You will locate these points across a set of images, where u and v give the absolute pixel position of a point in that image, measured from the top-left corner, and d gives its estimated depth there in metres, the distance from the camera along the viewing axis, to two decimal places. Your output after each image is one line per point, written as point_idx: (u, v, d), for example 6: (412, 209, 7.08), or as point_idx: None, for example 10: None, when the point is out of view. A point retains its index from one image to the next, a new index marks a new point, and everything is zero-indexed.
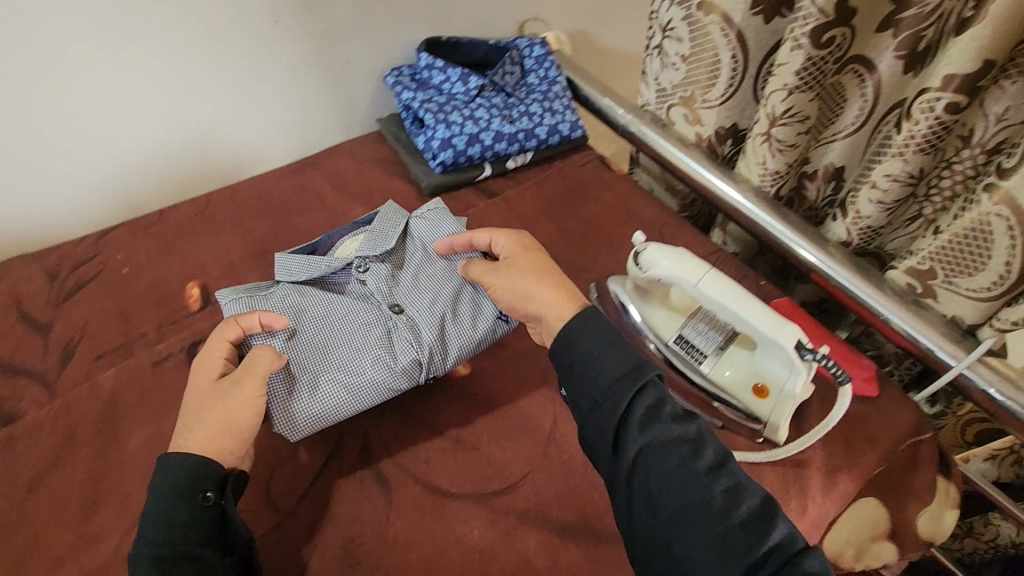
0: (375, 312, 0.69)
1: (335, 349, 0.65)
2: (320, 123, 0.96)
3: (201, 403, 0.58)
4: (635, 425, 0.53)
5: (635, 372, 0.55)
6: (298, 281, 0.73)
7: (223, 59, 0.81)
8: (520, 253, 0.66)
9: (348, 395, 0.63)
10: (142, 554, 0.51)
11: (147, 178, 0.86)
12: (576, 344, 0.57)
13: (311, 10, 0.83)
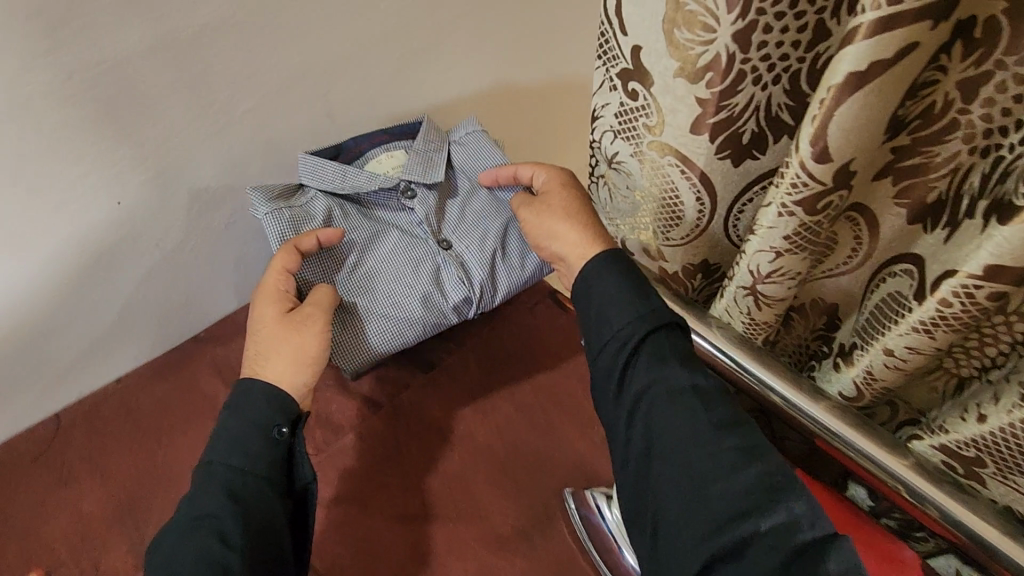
0: (424, 247, 0.73)
1: (387, 283, 0.71)
2: (206, 295, 0.76)
3: (276, 342, 0.62)
4: (648, 367, 0.56)
5: (645, 318, 0.57)
6: (327, 188, 0.72)
7: (76, 240, 0.62)
8: (557, 190, 0.69)
9: (398, 330, 0.70)
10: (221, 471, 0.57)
11: (57, 330, 0.65)
12: (592, 291, 0.60)
13: (170, 178, 0.65)
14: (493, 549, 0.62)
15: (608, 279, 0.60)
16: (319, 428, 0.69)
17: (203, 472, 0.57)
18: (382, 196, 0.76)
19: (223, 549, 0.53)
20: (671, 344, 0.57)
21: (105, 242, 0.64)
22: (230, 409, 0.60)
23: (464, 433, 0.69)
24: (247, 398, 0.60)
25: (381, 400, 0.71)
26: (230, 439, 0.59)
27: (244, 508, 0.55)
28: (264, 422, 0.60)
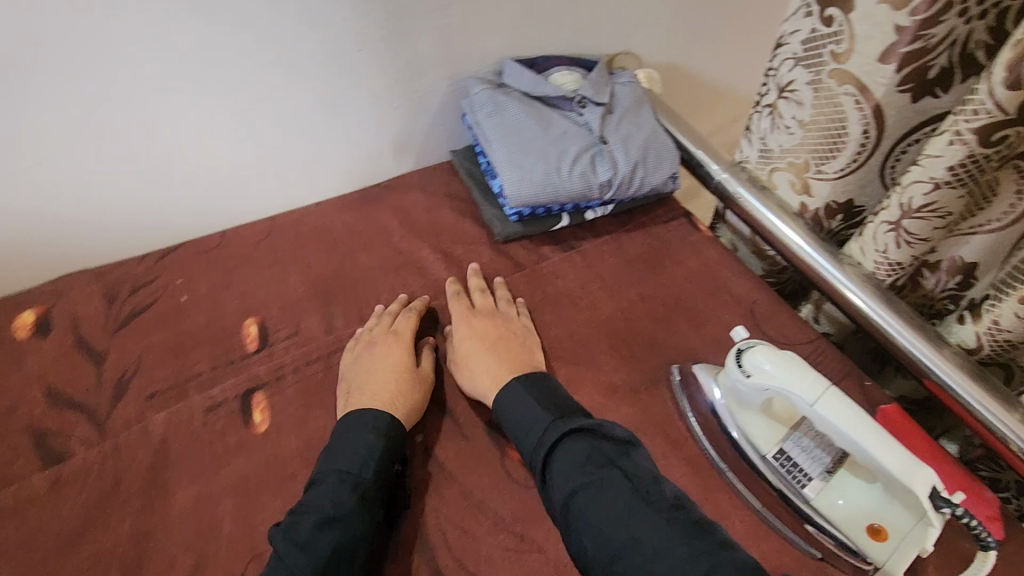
0: (586, 137, 0.81)
1: (552, 151, 0.78)
2: (393, 149, 0.90)
3: (370, 372, 0.66)
4: (559, 476, 0.56)
5: (545, 430, 0.58)
6: (524, 93, 0.84)
7: (320, 75, 0.76)
8: (486, 329, 0.70)
9: (548, 188, 0.77)
10: (347, 430, 0.60)
11: (288, 147, 0.82)
12: (504, 409, 0.62)
13: (399, 37, 0.78)
14: (605, 395, 0.69)
15: (517, 394, 0.62)
16: (471, 274, 0.80)
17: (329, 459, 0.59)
18: (560, 103, 0.84)
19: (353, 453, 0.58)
20: (575, 447, 0.57)
21: (341, 79, 0.78)
22: (373, 429, 0.60)
23: (590, 303, 0.78)
24: (371, 423, 0.61)
25: (522, 263, 0.82)
26: (365, 455, 0.59)
27: (355, 447, 0.59)
28: (392, 446, 0.61)
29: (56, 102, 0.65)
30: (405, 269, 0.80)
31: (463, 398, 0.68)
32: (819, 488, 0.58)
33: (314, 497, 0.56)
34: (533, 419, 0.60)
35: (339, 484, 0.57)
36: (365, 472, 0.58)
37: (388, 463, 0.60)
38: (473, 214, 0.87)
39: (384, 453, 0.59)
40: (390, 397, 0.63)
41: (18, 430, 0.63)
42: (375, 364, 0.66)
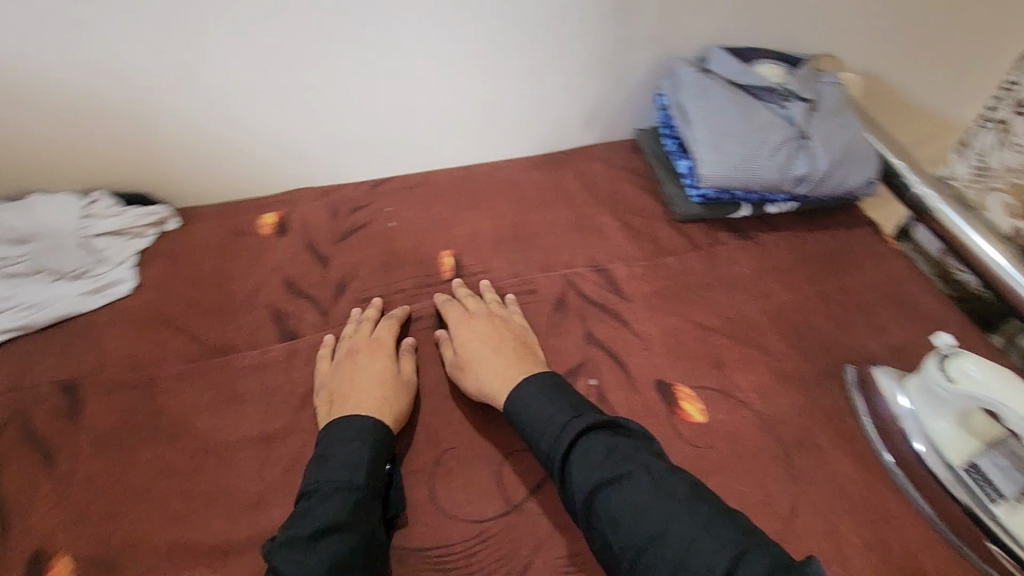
0: (789, 130, 0.81)
1: (752, 139, 0.79)
2: (585, 120, 0.95)
3: (351, 379, 0.65)
4: (580, 473, 0.54)
5: (563, 430, 0.56)
6: (728, 80, 0.86)
7: (545, 40, 0.84)
8: (480, 334, 0.69)
9: (741, 174, 0.79)
10: (328, 440, 0.58)
11: (499, 103, 0.90)
12: (516, 408, 0.60)
13: (624, 13, 0.83)
14: (776, 379, 0.70)
15: (531, 394, 0.61)
16: (649, 246, 0.83)
17: (315, 466, 0.57)
18: (764, 95, 0.85)
19: (344, 457, 0.57)
20: (593, 444, 0.55)
21: (562, 47, 0.85)
22: (359, 434, 0.58)
23: (765, 292, 0.79)
24: (357, 428, 0.59)
25: (698, 244, 0.84)
26: (353, 460, 0.57)
27: (341, 454, 0.57)
28: (380, 450, 0.59)
29: (337, 36, 0.76)
30: (585, 231, 0.85)
31: (635, 354, 0.72)
32: (1011, 509, 0.56)
33: (307, 506, 0.54)
34: (551, 415, 0.58)
35: (333, 492, 0.54)
36: (358, 477, 0.56)
37: (379, 462, 0.58)
38: (653, 191, 0.91)
39: (373, 455, 0.58)
40: (378, 401, 0.62)
41: (259, 306, 0.75)
42: (355, 371, 0.65)
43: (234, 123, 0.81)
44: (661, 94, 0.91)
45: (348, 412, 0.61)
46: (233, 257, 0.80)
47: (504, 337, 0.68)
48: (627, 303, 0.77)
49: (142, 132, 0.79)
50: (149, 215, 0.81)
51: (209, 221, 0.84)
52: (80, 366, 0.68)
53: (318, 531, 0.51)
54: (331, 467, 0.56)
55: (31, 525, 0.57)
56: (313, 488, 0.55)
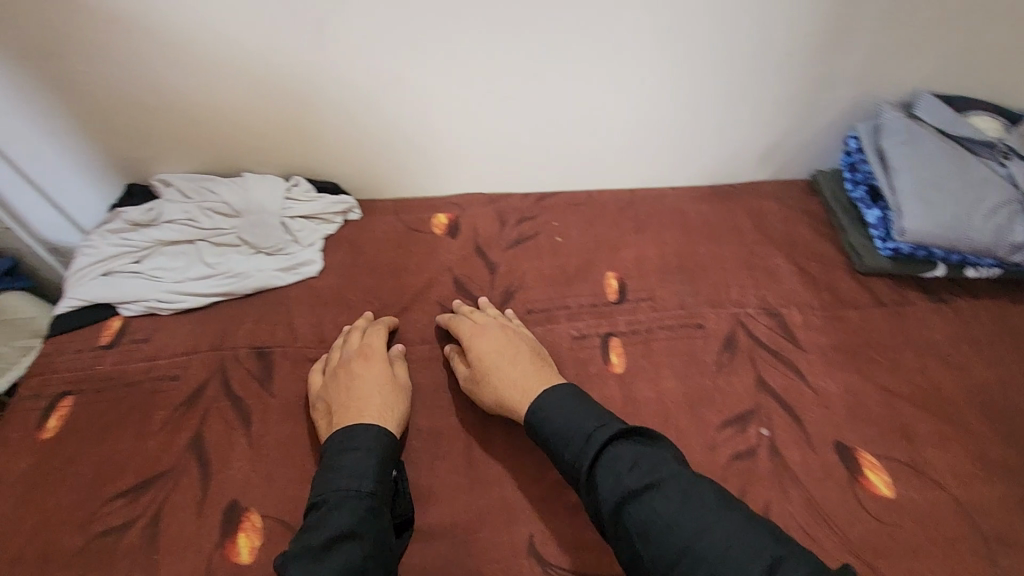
0: (1005, 192, 0.76)
1: (964, 198, 0.75)
2: (762, 155, 0.92)
3: (352, 388, 0.64)
4: (607, 485, 0.54)
5: (588, 442, 0.56)
6: (939, 129, 0.80)
7: (741, 72, 0.83)
8: (492, 345, 0.68)
9: (948, 234, 0.74)
10: (334, 452, 0.58)
11: (679, 130, 0.89)
12: (544, 415, 0.60)
13: (830, 51, 0.82)
14: (974, 462, 0.64)
15: (554, 403, 0.60)
16: (827, 295, 0.79)
17: (322, 476, 0.57)
18: (978, 149, 0.79)
19: (353, 464, 0.57)
20: (621, 452, 0.55)
21: (757, 80, 0.84)
22: (366, 445, 0.58)
23: (961, 364, 0.72)
24: (360, 436, 0.59)
25: (883, 300, 0.78)
26: (361, 469, 0.57)
27: (347, 464, 0.57)
28: (386, 458, 0.59)
29: (546, 51, 0.79)
30: (758, 270, 0.81)
31: (811, 409, 0.68)
32: None
33: (320, 518, 0.54)
34: (576, 424, 0.58)
35: (344, 501, 0.54)
36: (366, 484, 0.56)
37: (385, 464, 0.59)
38: (832, 237, 0.86)
39: (379, 466, 0.58)
40: (382, 408, 0.62)
41: (430, 303, 0.78)
42: (355, 378, 0.65)
43: (429, 126, 0.85)
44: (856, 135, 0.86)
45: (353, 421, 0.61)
46: (408, 252, 0.84)
47: (514, 350, 0.67)
48: (803, 353, 0.73)
49: (348, 126, 0.84)
50: (337, 204, 0.87)
51: (387, 215, 0.89)
52: (273, 337, 0.74)
53: (332, 537, 0.52)
54: (343, 475, 0.56)
55: (229, 477, 0.62)
56: (323, 499, 0.55)
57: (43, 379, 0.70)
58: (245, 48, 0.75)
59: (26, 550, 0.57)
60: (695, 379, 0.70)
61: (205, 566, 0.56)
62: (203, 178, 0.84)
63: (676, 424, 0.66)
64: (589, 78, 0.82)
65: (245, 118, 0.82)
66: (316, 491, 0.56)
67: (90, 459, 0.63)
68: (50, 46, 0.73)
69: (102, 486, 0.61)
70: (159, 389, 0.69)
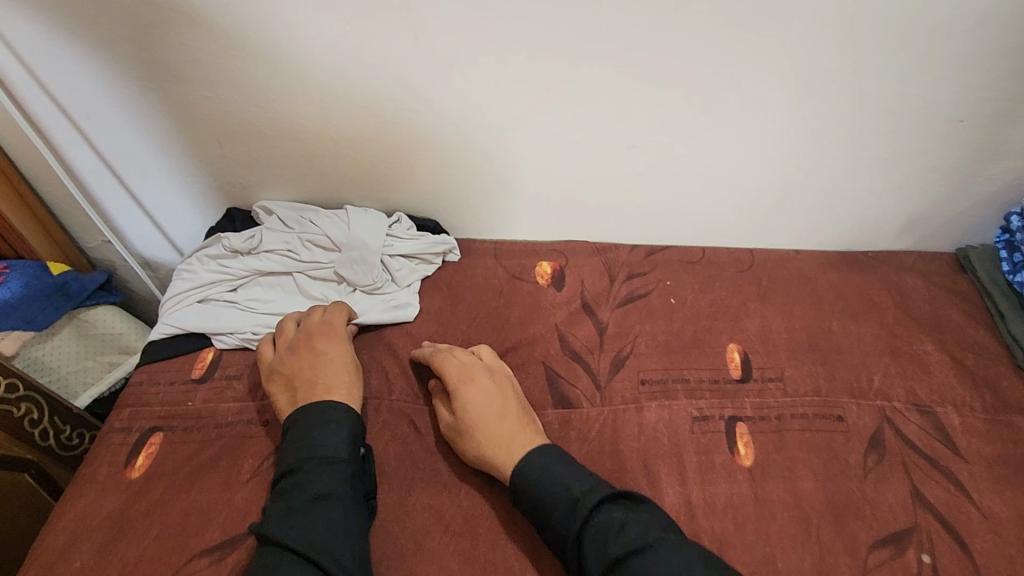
0: None
1: None
2: (902, 224, 0.83)
3: (318, 370, 0.63)
4: (593, 556, 0.50)
5: (576, 506, 0.53)
6: None
7: (897, 134, 0.75)
8: (483, 393, 0.63)
9: None
10: (309, 421, 0.58)
11: (814, 190, 0.81)
12: (526, 477, 0.56)
13: (1006, 120, 0.73)
14: None
15: (536, 462, 0.57)
16: (989, 395, 0.69)
17: (299, 443, 0.57)
18: None
19: (335, 437, 0.57)
20: (608, 518, 0.52)
21: (914, 145, 0.75)
22: (343, 418, 0.59)
23: None
24: (329, 408, 0.59)
25: None
26: (338, 439, 0.57)
27: (327, 435, 0.57)
28: (357, 431, 0.59)
29: (684, 101, 0.73)
30: (904, 357, 0.72)
31: (980, 534, 0.58)
32: None
33: (300, 485, 0.54)
34: (559, 486, 0.55)
35: (321, 466, 0.55)
36: (341, 451, 0.57)
37: (358, 437, 0.59)
38: (988, 325, 0.76)
39: (353, 438, 0.58)
40: (347, 387, 0.63)
41: (533, 362, 0.72)
42: (318, 357, 0.64)
43: (543, 170, 0.81)
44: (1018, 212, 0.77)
45: (328, 397, 0.61)
46: (510, 302, 0.78)
47: (506, 403, 0.62)
48: (964, 463, 0.63)
49: (460, 165, 0.80)
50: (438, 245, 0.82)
51: (487, 258, 0.84)
52: (368, 385, 0.69)
53: (310, 499, 0.53)
54: (324, 446, 0.56)
55: None
56: (302, 465, 0.55)
57: (133, 411, 0.67)
58: (369, 83, 0.72)
59: None
60: (838, 483, 0.61)
61: None
62: (306, 209, 0.81)
63: (818, 537, 0.58)
64: (725, 132, 0.75)
65: (356, 152, 0.79)
66: (295, 459, 0.56)
67: (176, 507, 0.59)
68: (170, 71, 0.71)
69: (187, 541, 0.57)
70: (250, 433, 0.65)
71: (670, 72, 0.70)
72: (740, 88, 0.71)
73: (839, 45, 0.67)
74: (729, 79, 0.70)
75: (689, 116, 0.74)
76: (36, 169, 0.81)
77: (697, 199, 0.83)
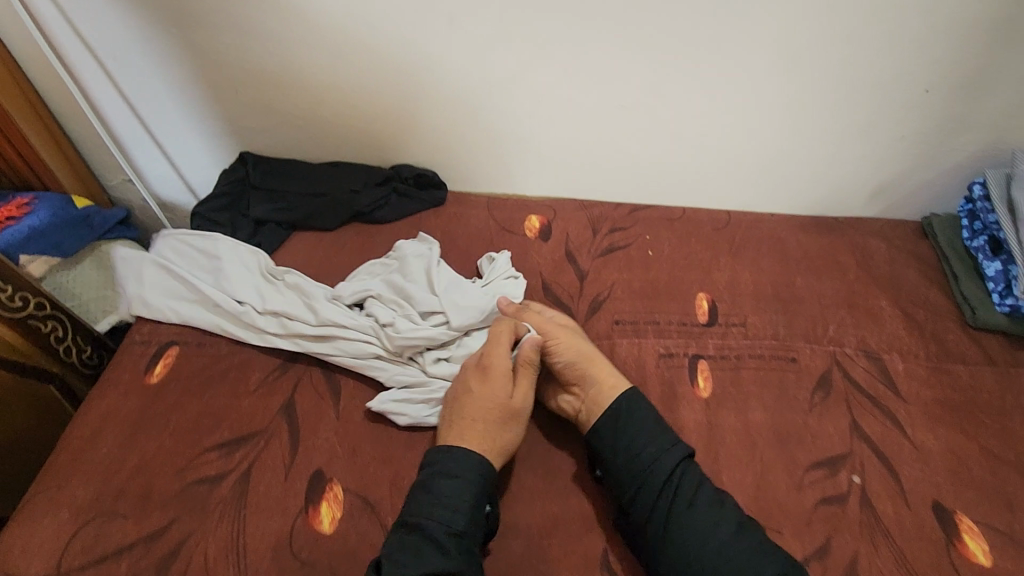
0: None
1: None
2: (871, 190, 0.88)
3: (463, 411, 0.61)
4: (675, 494, 0.57)
5: (667, 453, 0.60)
6: None
7: (869, 102, 0.79)
8: (575, 328, 0.71)
9: None
10: (429, 480, 0.57)
11: (789, 155, 0.86)
12: (626, 417, 0.62)
13: (971, 92, 0.77)
14: None
15: (638, 407, 0.63)
16: (935, 346, 0.75)
17: (416, 502, 0.56)
18: None
19: (451, 502, 0.55)
20: (690, 471, 0.59)
21: (884, 114, 0.80)
22: (464, 482, 0.56)
23: None
24: (464, 462, 0.58)
25: (995, 358, 0.74)
26: (455, 503, 0.55)
27: (442, 498, 0.55)
28: (479, 495, 0.57)
29: (668, 65, 0.77)
30: (860, 311, 0.78)
31: (909, 462, 0.65)
32: None
33: (412, 548, 0.53)
34: (651, 433, 0.61)
35: (435, 533, 0.54)
36: (457, 519, 0.55)
37: (480, 502, 0.57)
38: (942, 286, 0.81)
39: (471, 502, 0.56)
40: (481, 435, 0.60)
41: None
42: (463, 399, 0.62)
43: (535, 126, 0.86)
44: (981, 182, 0.82)
45: (448, 451, 0.58)
46: (499, 248, 0.84)
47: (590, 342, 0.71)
48: (904, 403, 0.69)
49: (458, 118, 0.85)
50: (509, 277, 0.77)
51: (480, 208, 0.89)
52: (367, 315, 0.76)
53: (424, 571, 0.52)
54: (438, 510, 0.55)
55: (316, 448, 0.64)
56: (416, 526, 0.54)
57: (152, 327, 0.74)
58: (375, 36, 0.77)
59: (129, 486, 0.61)
60: (785, 415, 0.68)
61: (289, 532, 0.58)
62: (403, 263, 0.77)
63: (761, 458, 0.64)
64: (706, 95, 0.80)
65: (361, 102, 0.85)
66: (411, 519, 0.55)
67: (190, 410, 0.66)
68: (190, 17, 0.76)
69: (199, 437, 0.64)
70: (256, 351, 0.72)
71: (655, 34, 0.74)
72: (721, 52, 0.76)
73: (812, 13, 0.71)
74: (710, 44, 0.75)
75: (674, 80, 0.79)
76: (65, 106, 0.87)
77: (679, 160, 0.88)
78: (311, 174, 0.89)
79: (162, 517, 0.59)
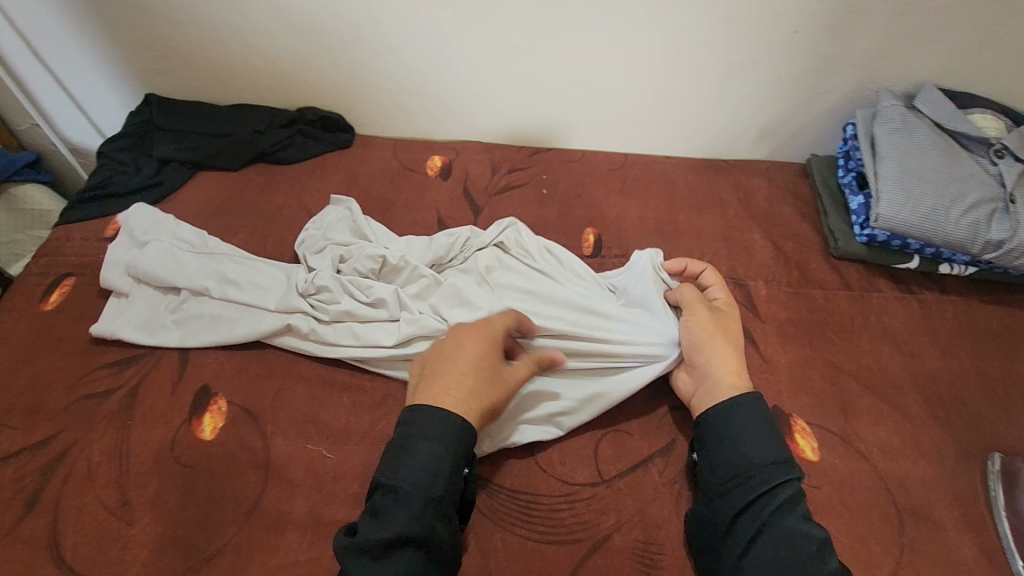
0: (990, 190, 0.76)
1: (929, 187, 0.75)
2: (757, 133, 0.93)
3: (447, 366, 0.59)
4: (766, 506, 0.54)
5: (773, 466, 0.55)
6: (937, 121, 0.81)
7: (743, 46, 0.83)
8: (733, 321, 0.67)
9: (917, 219, 0.74)
10: (411, 443, 0.54)
11: (676, 99, 0.90)
12: (745, 422, 0.58)
13: (836, 34, 0.81)
14: (902, 440, 0.67)
15: (759, 412, 0.59)
16: (797, 273, 0.80)
17: (394, 463, 0.53)
18: (974, 146, 0.80)
19: (433, 467, 0.53)
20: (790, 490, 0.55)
21: (759, 56, 0.84)
22: (447, 447, 0.54)
23: (914, 350, 0.74)
24: (441, 423, 0.54)
25: (851, 284, 0.80)
26: (433, 467, 0.53)
27: (424, 463, 0.53)
28: (457, 459, 0.54)
29: (549, 9, 0.80)
30: (733, 243, 0.83)
31: (756, 373, 0.71)
32: None
33: (391, 516, 0.51)
34: (766, 449, 0.56)
35: (410, 496, 0.51)
36: (436, 485, 0.52)
37: (460, 467, 0.54)
38: (813, 221, 0.87)
39: (451, 468, 0.53)
40: (465, 395, 0.57)
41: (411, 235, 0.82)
42: (452, 354, 0.60)
43: (432, 69, 0.88)
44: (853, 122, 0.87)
45: (436, 411, 0.55)
46: (399, 186, 0.87)
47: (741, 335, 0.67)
48: (760, 322, 0.75)
49: (356, 60, 0.87)
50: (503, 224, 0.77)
51: (384, 149, 0.92)
52: (265, 248, 0.79)
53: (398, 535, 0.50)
54: (415, 474, 0.52)
55: (204, 365, 0.68)
56: (395, 489, 0.52)
57: (50, 260, 0.76)
58: None
59: (19, 402, 0.64)
60: None
61: (171, 438, 0.62)
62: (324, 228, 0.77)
63: None
64: (589, 39, 0.83)
65: (258, 43, 0.86)
66: (391, 478, 0.53)
67: (82, 334, 0.69)
68: None
69: (90, 358, 0.68)
70: None
71: None
72: None
73: None
74: None
75: (559, 23, 0.81)
76: None
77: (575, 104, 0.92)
78: (217, 116, 0.91)
79: (49, 428, 0.62)
